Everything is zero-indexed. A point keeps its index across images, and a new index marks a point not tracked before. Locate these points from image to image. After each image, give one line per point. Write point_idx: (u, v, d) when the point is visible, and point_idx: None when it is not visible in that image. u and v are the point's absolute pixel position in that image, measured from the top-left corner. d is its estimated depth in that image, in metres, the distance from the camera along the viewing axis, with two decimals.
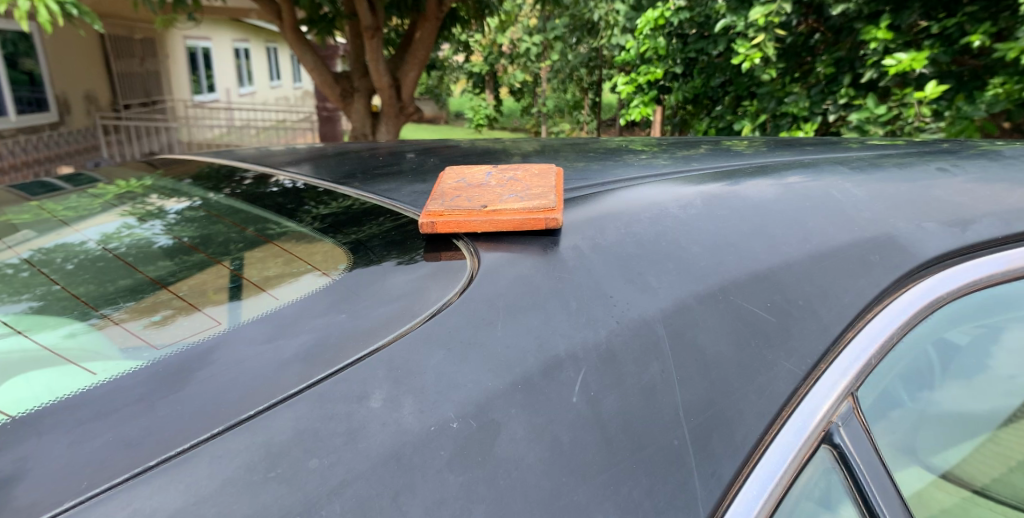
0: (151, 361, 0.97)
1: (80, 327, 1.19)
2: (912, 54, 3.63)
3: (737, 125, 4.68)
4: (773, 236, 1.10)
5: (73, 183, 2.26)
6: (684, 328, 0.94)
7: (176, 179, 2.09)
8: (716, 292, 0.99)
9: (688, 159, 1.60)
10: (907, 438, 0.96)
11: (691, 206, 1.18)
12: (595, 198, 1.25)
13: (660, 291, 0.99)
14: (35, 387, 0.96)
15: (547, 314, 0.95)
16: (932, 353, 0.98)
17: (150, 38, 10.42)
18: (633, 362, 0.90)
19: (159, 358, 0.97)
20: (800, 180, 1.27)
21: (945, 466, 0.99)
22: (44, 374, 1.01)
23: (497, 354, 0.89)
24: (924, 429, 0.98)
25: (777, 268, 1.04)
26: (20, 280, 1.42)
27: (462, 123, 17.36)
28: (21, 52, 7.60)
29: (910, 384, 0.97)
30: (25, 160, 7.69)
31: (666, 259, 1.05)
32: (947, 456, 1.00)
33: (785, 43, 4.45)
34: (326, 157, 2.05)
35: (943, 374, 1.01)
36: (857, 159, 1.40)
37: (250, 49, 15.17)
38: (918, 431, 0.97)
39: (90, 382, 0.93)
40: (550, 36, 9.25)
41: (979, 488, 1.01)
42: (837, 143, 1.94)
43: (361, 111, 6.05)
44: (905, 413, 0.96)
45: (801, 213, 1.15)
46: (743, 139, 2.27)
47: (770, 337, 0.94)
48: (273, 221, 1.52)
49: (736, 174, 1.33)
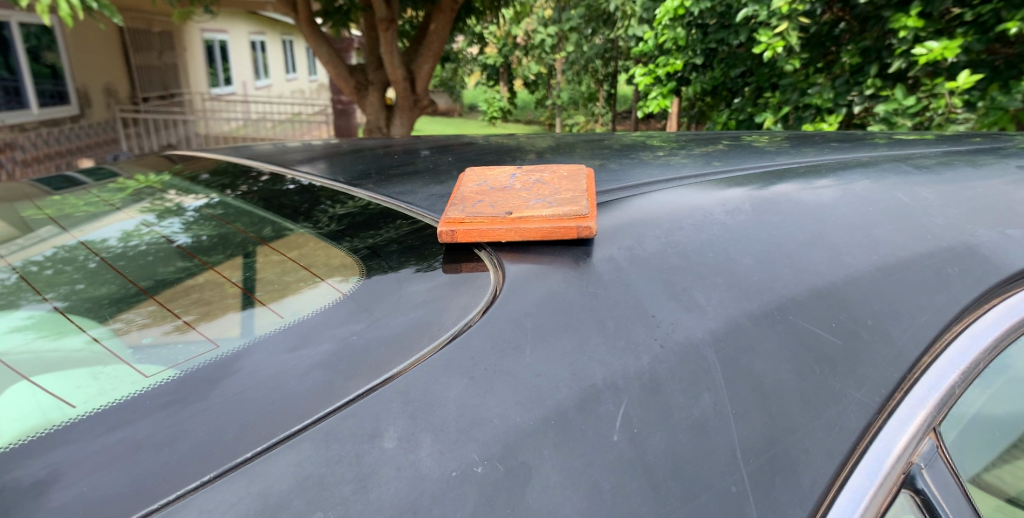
0: (132, 394, 0.85)
1: (102, 332, 1.11)
2: (944, 42, 3.45)
3: (758, 117, 4.50)
4: (835, 245, 0.98)
5: (92, 177, 2.20)
6: (738, 354, 0.83)
7: (192, 175, 2.02)
8: (773, 310, 0.88)
9: (712, 157, 1.49)
10: (962, 444, 0.83)
11: (739, 211, 1.07)
12: (627, 200, 1.14)
13: (709, 310, 0.88)
14: (29, 409, 0.86)
15: (582, 336, 0.85)
16: (1004, 368, 0.87)
17: (168, 31, 10.42)
18: (680, 393, 0.79)
19: (141, 391, 0.85)
20: (860, 181, 1.14)
21: (994, 479, 0.87)
22: (41, 389, 0.91)
23: (527, 384, 0.78)
24: (978, 433, 0.85)
25: (842, 282, 0.92)
26: (44, 277, 1.36)
27: (475, 116, 17.28)
28: (43, 46, 7.65)
29: (983, 404, 0.85)
30: (47, 153, 7.71)
31: (714, 272, 0.94)
32: (997, 471, 0.88)
33: (809, 33, 4.27)
34: (340, 154, 1.96)
35: (1010, 383, 0.89)
36: (915, 158, 1.27)
37: (266, 42, 15.17)
38: (972, 433, 0.84)
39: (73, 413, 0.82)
40: (564, 27, 9.09)
41: (1011, 496, 0.88)
42: (866, 138, 1.83)
43: (376, 104, 5.95)
44: (973, 432, 0.84)
45: (867, 219, 1.03)
46: (765, 134, 2.15)
47: (837, 363, 0.83)
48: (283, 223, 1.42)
49: (783, 174, 1.21)
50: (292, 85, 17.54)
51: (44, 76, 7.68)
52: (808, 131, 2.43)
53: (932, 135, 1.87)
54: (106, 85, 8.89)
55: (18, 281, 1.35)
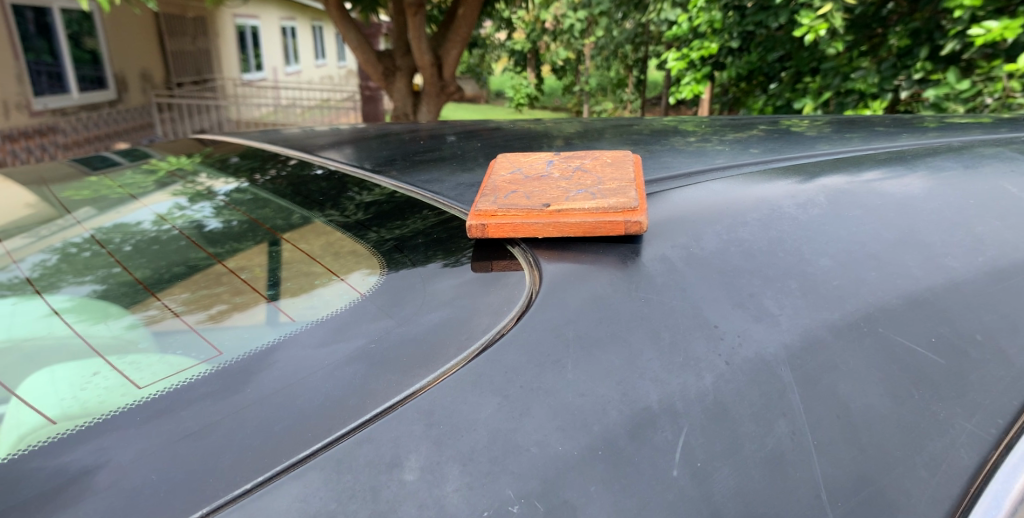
0: (120, 409, 0.75)
1: (132, 320, 1.05)
2: (1005, 22, 3.20)
3: (797, 104, 4.26)
4: (929, 245, 0.84)
5: (127, 158, 2.16)
6: (818, 374, 0.70)
7: (222, 158, 1.95)
8: (858, 322, 0.75)
9: (760, 145, 1.35)
10: None
11: (811, 204, 0.93)
12: (679, 191, 1.02)
13: (782, 320, 0.76)
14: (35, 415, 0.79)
15: (632, 349, 0.73)
16: None
17: (202, 17, 10.46)
18: (750, 418, 0.67)
19: (131, 406, 0.75)
20: (950, 169, 0.99)
21: None
22: (49, 394, 0.84)
23: (570, 405, 0.67)
24: None
25: (941, 289, 0.78)
26: (81, 260, 1.34)
27: (502, 103, 17.15)
28: (84, 32, 7.76)
29: None
30: (86, 137, 7.79)
31: (785, 275, 0.81)
32: None
33: (854, 14, 4.03)
34: (367, 139, 1.87)
35: None
36: (1008, 143, 1.12)
37: (297, 28, 15.19)
38: None
39: (73, 423, 0.74)
40: (594, 11, 8.85)
41: None
42: (920, 120, 1.69)
43: (403, 91, 5.85)
44: None
45: (964, 215, 0.89)
46: (806, 119, 2.01)
47: (939, 385, 0.70)
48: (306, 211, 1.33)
49: (859, 159, 1.07)
50: (321, 71, 17.58)
51: (83, 61, 7.78)
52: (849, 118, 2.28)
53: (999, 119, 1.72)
54: (142, 70, 8.95)
55: (57, 263, 1.32)
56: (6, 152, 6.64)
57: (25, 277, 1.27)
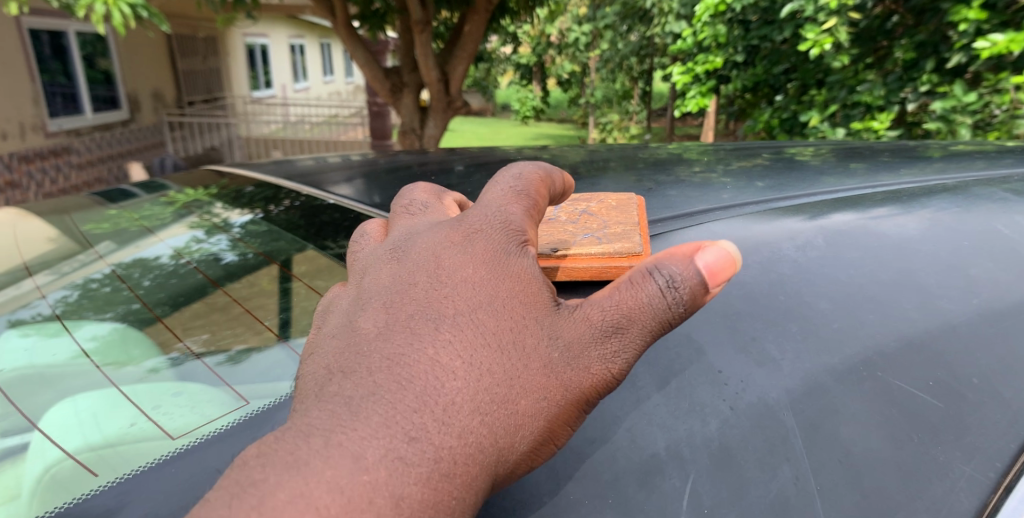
0: (157, 460, 0.82)
1: (161, 362, 1.12)
2: (1010, 35, 3.22)
3: (803, 116, 4.22)
4: (927, 286, 0.86)
5: (146, 188, 2.22)
6: (820, 418, 0.72)
7: (238, 188, 2.00)
8: (858, 366, 0.77)
9: (762, 177, 1.37)
10: None
11: (811, 245, 0.95)
12: (682, 232, 1.05)
13: (784, 365, 0.78)
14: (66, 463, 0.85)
15: (640, 395, 0.76)
16: None
17: (212, 37, 10.65)
18: (755, 464, 0.69)
19: (168, 458, 0.83)
20: (948, 209, 1.01)
21: None
22: (74, 440, 0.90)
23: (581, 453, 0.70)
24: None
25: (938, 331, 0.80)
26: (104, 296, 1.40)
27: (507, 116, 17.30)
28: (97, 53, 7.92)
29: None
30: (99, 157, 7.92)
31: (787, 319, 0.84)
32: None
33: (859, 27, 4.07)
34: (377, 171, 1.91)
35: None
36: (1008, 180, 1.13)
37: (304, 45, 15.39)
38: None
39: (112, 475, 0.81)
40: (598, 24, 8.93)
41: None
42: (919, 148, 1.71)
43: (410, 107, 5.91)
44: None
45: (960, 256, 0.91)
46: (808, 144, 2.03)
47: (938, 429, 0.71)
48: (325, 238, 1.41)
49: (858, 199, 1.09)
50: (330, 87, 17.79)
51: (97, 82, 7.94)
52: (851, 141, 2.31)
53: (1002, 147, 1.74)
54: (154, 90, 9.11)
55: (79, 300, 1.38)
56: (22, 174, 6.77)
57: (46, 315, 1.34)
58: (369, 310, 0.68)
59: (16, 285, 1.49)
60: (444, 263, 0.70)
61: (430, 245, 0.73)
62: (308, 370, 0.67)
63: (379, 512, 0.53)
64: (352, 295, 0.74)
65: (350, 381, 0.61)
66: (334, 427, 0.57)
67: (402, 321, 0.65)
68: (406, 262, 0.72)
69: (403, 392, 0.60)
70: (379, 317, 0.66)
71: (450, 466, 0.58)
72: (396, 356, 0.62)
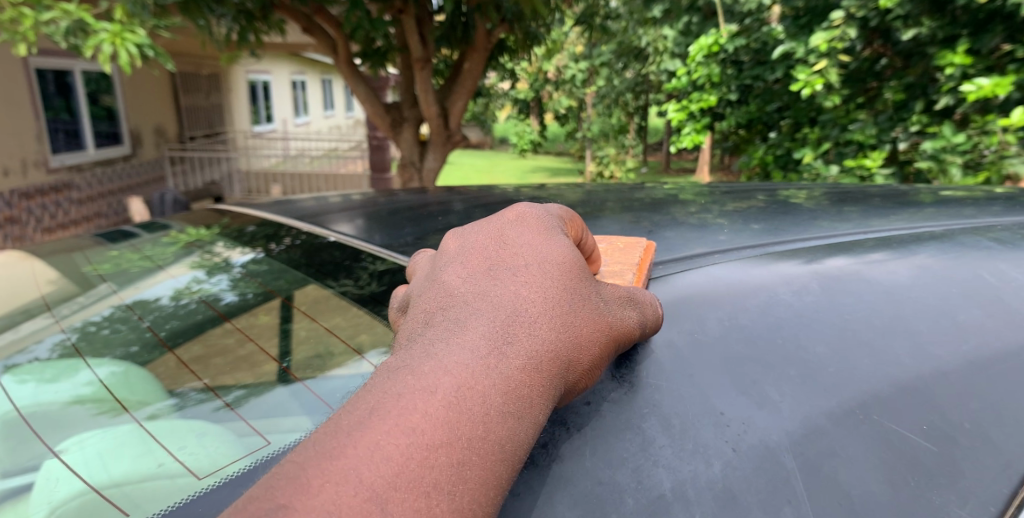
0: (188, 498, 0.83)
1: (168, 404, 1.15)
2: (995, 79, 3.33)
3: (797, 153, 4.27)
4: (917, 332, 0.91)
5: (149, 228, 2.26)
6: (820, 461, 0.75)
7: (241, 227, 2.05)
8: (854, 409, 0.81)
9: (753, 220, 1.42)
10: None
11: (805, 290, 1.00)
12: (683, 275, 1.09)
13: (783, 407, 0.81)
14: (88, 500, 0.88)
15: (646, 437, 0.79)
16: None
17: (215, 74, 10.89)
18: (758, 505, 0.71)
19: (198, 496, 0.83)
20: (937, 256, 1.06)
21: None
22: (81, 480, 0.93)
23: (589, 492, 0.72)
24: None
25: (929, 376, 0.84)
26: (103, 338, 1.43)
27: (506, 149, 17.57)
28: (102, 90, 8.08)
29: None
30: (99, 192, 8.02)
31: (785, 362, 0.87)
32: None
33: (849, 69, 4.21)
34: (379, 210, 1.96)
35: None
36: (992, 230, 1.18)
37: (306, 81, 15.72)
38: None
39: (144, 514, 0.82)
40: (595, 62, 9.17)
41: None
42: (911, 193, 1.77)
43: (410, 140, 5.99)
44: None
45: (949, 302, 0.95)
46: (802, 186, 2.09)
47: (934, 471, 0.73)
48: (327, 278, 1.45)
49: (848, 245, 1.14)
50: (330, 122, 18.09)
51: (100, 118, 8.07)
52: (842, 182, 2.37)
53: (991, 192, 1.79)
54: (156, 125, 9.26)
55: (78, 342, 1.42)
56: (22, 210, 6.83)
57: (44, 358, 1.36)
58: (452, 265, 0.85)
59: (17, 328, 1.51)
60: (506, 231, 0.88)
61: (488, 224, 0.91)
62: (407, 311, 0.83)
63: (484, 393, 0.66)
64: (427, 269, 0.90)
65: (444, 313, 0.77)
66: (440, 340, 0.72)
67: (482, 270, 0.82)
68: (471, 237, 0.90)
69: (492, 312, 0.75)
70: (464, 271, 0.83)
71: (536, 366, 0.72)
72: (485, 290, 0.79)
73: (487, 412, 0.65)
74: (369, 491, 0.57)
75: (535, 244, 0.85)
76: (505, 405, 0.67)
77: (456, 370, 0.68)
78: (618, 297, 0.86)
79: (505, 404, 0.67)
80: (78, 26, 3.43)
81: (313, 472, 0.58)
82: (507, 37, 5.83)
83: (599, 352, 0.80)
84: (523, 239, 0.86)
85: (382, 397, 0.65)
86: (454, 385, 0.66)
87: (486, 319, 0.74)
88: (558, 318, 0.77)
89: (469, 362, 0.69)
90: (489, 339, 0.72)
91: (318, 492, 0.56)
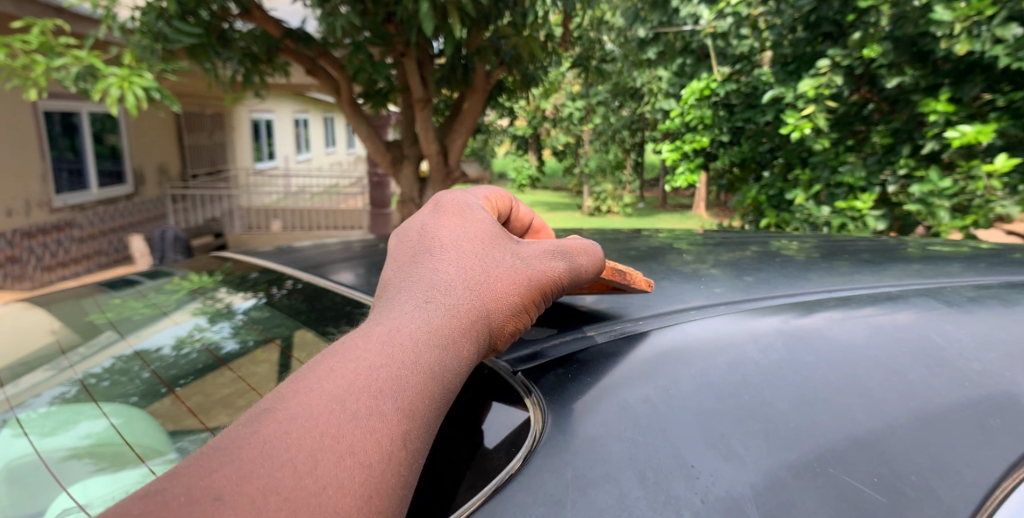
0: None
1: (171, 455, 1.21)
2: (977, 126, 3.46)
3: (789, 194, 4.40)
4: (871, 390, 0.99)
5: (153, 276, 2.35)
6: (779, 512, 0.82)
7: (243, 274, 2.14)
8: (811, 463, 0.88)
9: (737, 273, 1.51)
10: None
11: (771, 349, 1.08)
12: (661, 331, 1.17)
13: (748, 461, 0.89)
14: None
15: (622, 488, 0.86)
16: None
17: (220, 114, 11.14)
18: None
19: None
20: (893, 317, 1.14)
21: None
22: None
23: None
24: None
25: (881, 431, 0.92)
26: (103, 389, 1.50)
27: (506, 183, 17.81)
28: (108, 129, 8.28)
29: None
30: (101, 229, 8.14)
31: (751, 418, 0.95)
32: None
33: (837, 113, 4.35)
34: (378, 258, 2.05)
35: None
36: (949, 291, 1.26)
37: (308, 118, 16.03)
38: None
39: None
40: (592, 100, 9.41)
41: None
42: (894, 247, 1.85)
43: (410, 178, 6.12)
44: None
45: (902, 362, 1.03)
46: (793, 238, 2.18)
47: None
48: (330, 323, 1.53)
49: (814, 305, 1.22)
50: (332, 158, 18.38)
51: (105, 156, 8.24)
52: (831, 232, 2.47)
53: (973, 249, 1.87)
54: (159, 164, 9.43)
55: (77, 394, 1.49)
56: (23, 248, 6.92)
57: (45, 410, 1.43)
58: (392, 260, 1.06)
59: (16, 383, 1.56)
60: (432, 226, 1.08)
61: (418, 225, 1.11)
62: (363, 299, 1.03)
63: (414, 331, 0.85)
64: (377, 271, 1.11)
65: (385, 291, 0.96)
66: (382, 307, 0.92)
67: (413, 255, 1.02)
68: (406, 237, 1.10)
69: (420, 282, 0.95)
70: (400, 261, 1.03)
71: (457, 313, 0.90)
72: (414, 267, 0.98)
73: (415, 342, 0.84)
74: (328, 400, 0.75)
75: (456, 231, 1.06)
76: (431, 339, 0.85)
77: (390, 322, 0.86)
78: (539, 264, 1.05)
79: (431, 338, 0.85)
80: (88, 72, 3.59)
81: (286, 392, 0.77)
82: (506, 79, 6.02)
83: (518, 303, 0.98)
84: (446, 229, 1.06)
85: (335, 349, 0.84)
86: (389, 330, 0.85)
87: (413, 287, 0.93)
88: (474, 277, 0.96)
89: (401, 316, 0.88)
90: (416, 300, 0.91)
91: (289, 403, 0.74)
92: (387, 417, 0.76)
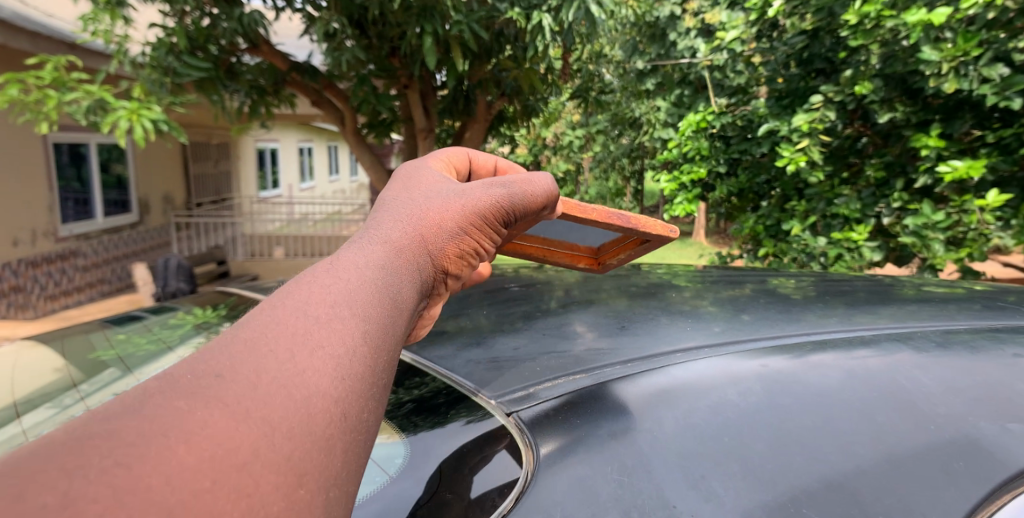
0: None
1: None
2: (969, 162, 3.54)
3: (787, 224, 4.48)
4: (843, 433, 1.05)
5: (157, 311, 2.42)
6: None
7: (247, 308, 2.21)
8: (787, 503, 0.94)
9: (735, 312, 1.58)
10: None
11: (750, 392, 1.13)
12: (646, 372, 1.22)
13: (727, 501, 0.95)
14: None
15: None
16: None
17: (225, 143, 11.32)
18: None
19: None
20: (865, 361, 1.20)
21: None
22: None
23: None
24: None
25: (852, 473, 0.98)
26: None
27: None
28: (114, 158, 8.43)
29: None
30: (105, 258, 8.24)
31: (730, 459, 1.01)
32: None
33: (831, 147, 4.42)
34: None
35: None
36: (920, 335, 1.32)
37: (312, 146, 16.23)
38: None
39: None
40: (591, 129, 9.55)
41: None
42: (890, 288, 1.91)
43: None
44: None
45: (873, 405, 1.10)
46: (790, 276, 2.25)
47: None
48: None
49: (792, 347, 1.27)
50: (334, 185, 18.56)
51: (111, 186, 8.37)
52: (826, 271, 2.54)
53: (962, 290, 1.92)
54: (165, 193, 9.56)
55: None
56: (28, 278, 6.97)
57: None
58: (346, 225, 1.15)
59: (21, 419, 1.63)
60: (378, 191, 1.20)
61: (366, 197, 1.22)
62: None
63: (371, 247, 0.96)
64: None
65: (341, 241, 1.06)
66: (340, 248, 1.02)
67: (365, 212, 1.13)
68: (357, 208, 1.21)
69: (372, 221, 1.05)
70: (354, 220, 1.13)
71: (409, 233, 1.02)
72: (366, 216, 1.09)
73: (368, 258, 0.93)
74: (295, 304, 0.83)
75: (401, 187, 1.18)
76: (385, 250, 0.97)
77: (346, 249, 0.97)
78: (479, 194, 1.15)
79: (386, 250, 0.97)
80: (98, 105, 3.71)
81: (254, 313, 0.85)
82: (506, 109, 6.15)
83: (466, 220, 1.10)
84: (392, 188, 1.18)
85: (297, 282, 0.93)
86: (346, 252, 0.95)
87: (368, 225, 1.04)
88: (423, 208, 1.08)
89: (357, 242, 0.98)
90: (370, 231, 1.02)
91: (259, 316, 0.82)
92: (352, 313, 0.83)
